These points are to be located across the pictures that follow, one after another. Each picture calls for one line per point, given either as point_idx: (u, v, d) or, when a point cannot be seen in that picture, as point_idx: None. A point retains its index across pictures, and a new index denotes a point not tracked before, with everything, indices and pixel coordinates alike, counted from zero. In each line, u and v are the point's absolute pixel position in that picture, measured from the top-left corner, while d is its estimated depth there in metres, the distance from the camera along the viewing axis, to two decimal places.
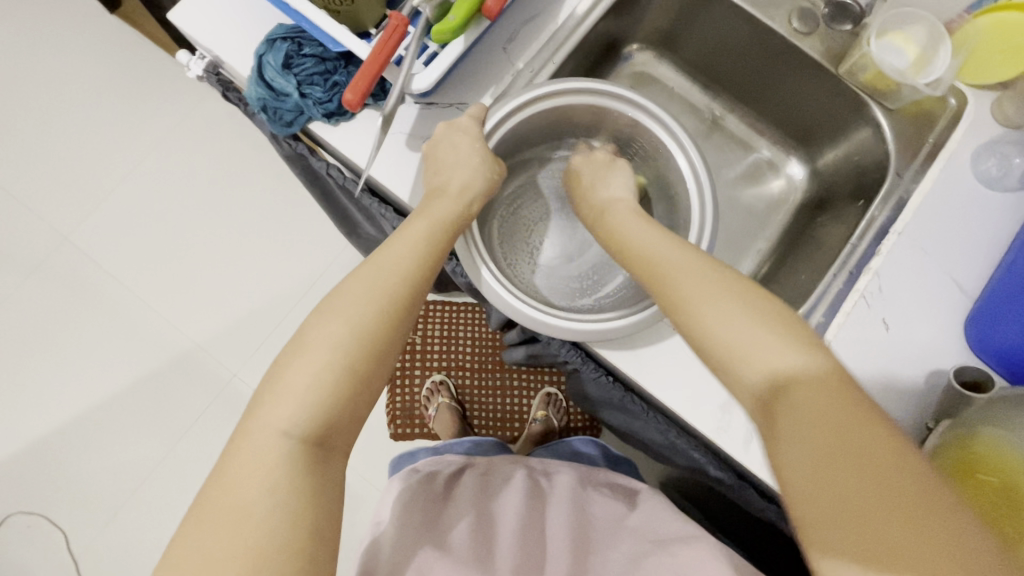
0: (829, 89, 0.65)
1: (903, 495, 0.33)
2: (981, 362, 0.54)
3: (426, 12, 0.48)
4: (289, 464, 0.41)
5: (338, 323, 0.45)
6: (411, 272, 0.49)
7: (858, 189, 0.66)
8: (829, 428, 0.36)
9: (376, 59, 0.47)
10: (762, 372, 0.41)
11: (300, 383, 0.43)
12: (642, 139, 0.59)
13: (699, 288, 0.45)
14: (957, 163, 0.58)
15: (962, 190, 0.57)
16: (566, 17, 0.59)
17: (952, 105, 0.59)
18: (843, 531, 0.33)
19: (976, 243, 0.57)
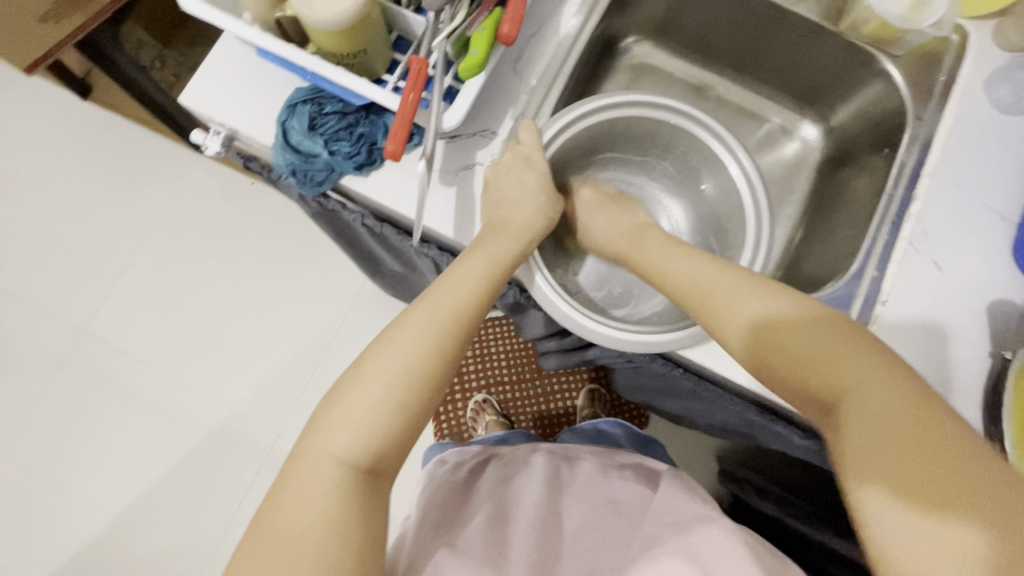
0: (830, 48, 0.66)
1: (921, 418, 0.36)
2: None
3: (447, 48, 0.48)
4: (351, 499, 0.41)
5: (399, 363, 0.45)
6: (467, 308, 0.49)
7: (878, 138, 0.67)
8: (836, 363, 0.41)
9: (406, 105, 0.47)
10: (804, 393, 0.43)
11: (349, 417, 0.43)
12: (685, 147, 0.61)
13: (715, 287, 0.48)
14: (972, 96, 0.60)
15: (982, 121, 0.59)
16: (568, 27, 0.60)
17: (955, 41, 0.61)
18: (880, 470, 0.36)
19: (1005, 170, 0.58)
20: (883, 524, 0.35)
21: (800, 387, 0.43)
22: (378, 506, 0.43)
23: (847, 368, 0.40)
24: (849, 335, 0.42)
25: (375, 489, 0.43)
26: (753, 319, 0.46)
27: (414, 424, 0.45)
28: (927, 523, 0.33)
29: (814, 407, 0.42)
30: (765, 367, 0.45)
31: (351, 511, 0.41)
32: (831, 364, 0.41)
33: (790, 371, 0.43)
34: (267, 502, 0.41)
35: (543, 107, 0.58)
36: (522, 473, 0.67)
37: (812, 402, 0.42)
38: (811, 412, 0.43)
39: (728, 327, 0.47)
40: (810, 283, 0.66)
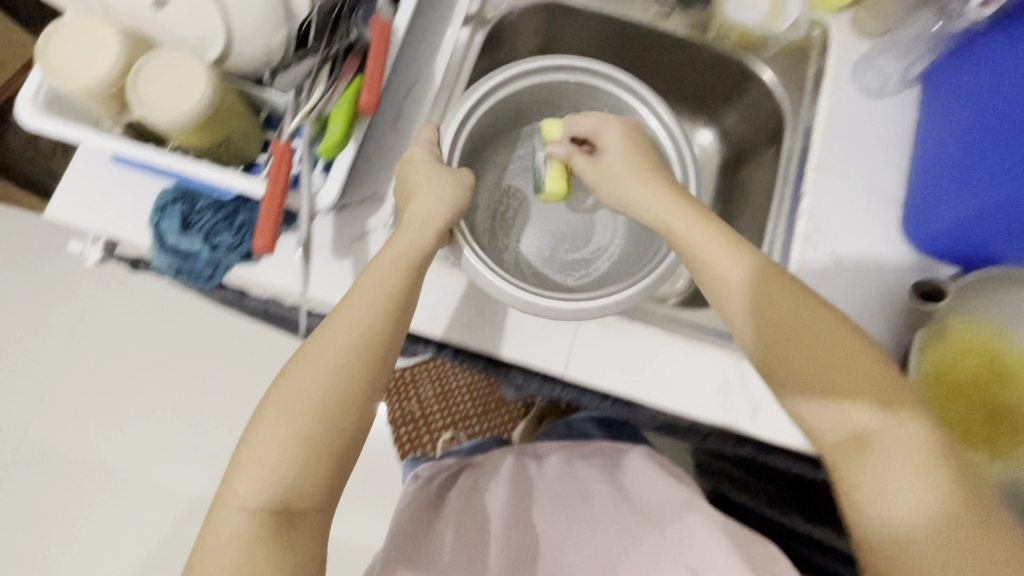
0: (703, 59, 0.68)
1: (868, 368, 0.43)
2: (928, 257, 0.59)
3: (308, 126, 0.48)
4: (248, 564, 0.41)
5: (291, 409, 0.44)
6: (359, 344, 0.47)
7: (766, 135, 0.69)
8: (796, 309, 0.45)
9: (274, 187, 0.46)
10: (827, 412, 0.44)
11: (230, 520, 0.42)
12: (574, 97, 0.68)
13: (700, 244, 0.49)
14: (843, 85, 0.64)
15: (859, 107, 0.63)
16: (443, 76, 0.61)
17: (818, 35, 0.65)
18: (883, 397, 0.42)
19: (890, 149, 0.62)
20: (898, 535, 0.39)
21: (825, 415, 0.44)
22: (292, 552, 0.42)
23: (870, 402, 0.42)
24: (867, 350, 0.44)
25: (282, 537, 0.42)
26: (776, 339, 0.46)
27: (329, 465, 0.45)
28: (936, 538, 0.38)
29: (839, 430, 0.43)
30: (784, 386, 0.45)
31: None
32: (856, 397, 0.42)
33: (813, 396, 0.44)
34: (198, 574, 0.41)
35: (449, 97, 0.60)
36: (491, 480, 0.63)
37: (831, 419, 0.44)
38: (798, 378, 0.45)
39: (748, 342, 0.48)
40: None
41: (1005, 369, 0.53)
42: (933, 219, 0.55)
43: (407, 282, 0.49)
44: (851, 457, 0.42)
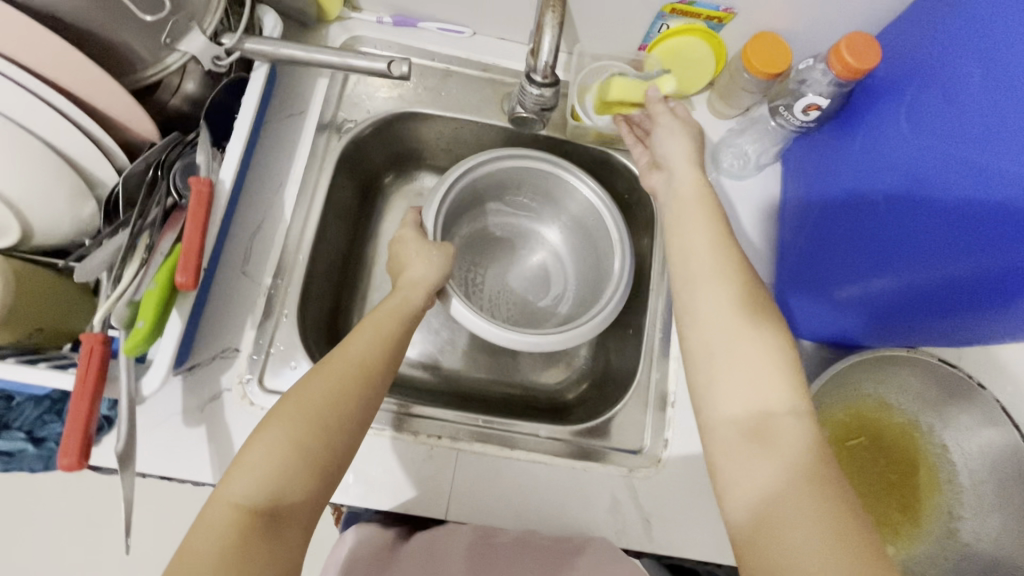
0: (577, 150, 0.78)
1: (763, 312, 0.50)
2: (788, 327, 0.69)
3: (225, 182, 0.57)
4: (236, 539, 0.44)
5: (308, 409, 0.51)
6: (370, 358, 0.56)
7: (642, 212, 0.79)
8: (694, 224, 0.55)
9: (193, 226, 0.53)
10: (712, 345, 0.49)
11: (251, 464, 0.47)
12: (518, 177, 0.79)
13: (675, 154, 0.61)
14: (705, 167, 0.74)
15: (725, 190, 0.73)
16: (347, 153, 0.73)
17: (678, 120, 0.76)
18: (722, 340, 0.49)
19: (753, 229, 0.73)
20: (738, 485, 0.45)
21: (700, 327, 0.51)
22: (281, 544, 0.46)
23: (764, 338, 0.48)
24: (768, 318, 0.50)
25: (272, 535, 0.45)
26: (699, 292, 0.52)
27: (336, 468, 0.51)
28: (796, 497, 0.42)
29: (736, 417, 0.47)
30: (691, 307, 0.52)
31: (222, 539, 0.44)
32: (739, 297, 0.51)
33: (733, 368, 0.48)
34: (184, 558, 0.43)
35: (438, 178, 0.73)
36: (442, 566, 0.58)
37: (712, 349, 0.49)
38: (712, 296, 0.51)
39: (682, 324, 0.53)
40: (619, 340, 0.78)
41: (895, 439, 0.67)
42: (793, 295, 0.67)
43: (399, 332, 0.60)
44: (734, 438, 0.46)
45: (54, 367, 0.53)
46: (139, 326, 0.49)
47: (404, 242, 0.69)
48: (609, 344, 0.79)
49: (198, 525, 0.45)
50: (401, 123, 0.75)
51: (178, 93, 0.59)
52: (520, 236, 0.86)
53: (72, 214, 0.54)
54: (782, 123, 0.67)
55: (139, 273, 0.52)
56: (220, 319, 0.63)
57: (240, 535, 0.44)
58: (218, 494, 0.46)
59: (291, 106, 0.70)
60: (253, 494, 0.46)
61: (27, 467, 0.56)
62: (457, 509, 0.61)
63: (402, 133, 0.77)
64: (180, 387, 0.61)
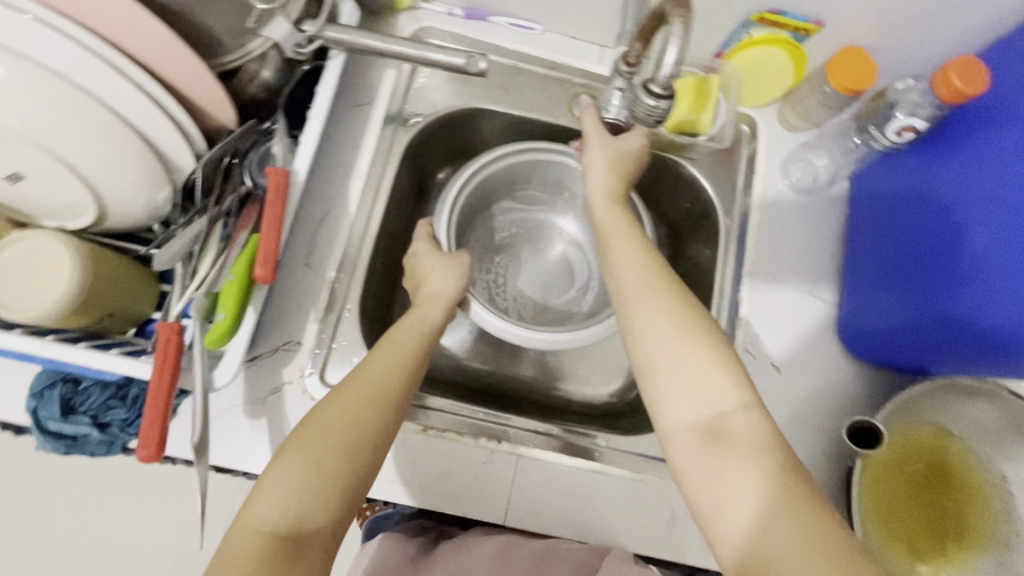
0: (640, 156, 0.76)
1: (689, 313, 0.50)
2: (847, 348, 0.69)
3: (300, 174, 0.56)
4: (261, 561, 0.42)
5: (330, 430, 0.47)
6: (393, 381, 0.52)
7: (703, 223, 0.77)
8: (626, 240, 0.56)
9: (270, 218, 0.52)
10: (671, 359, 0.48)
11: (274, 489, 0.45)
12: (526, 172, 0.76)
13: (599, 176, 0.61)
14: (773, 180, 0.73)
15: (791, 204, 0.72)
16: (410, 148, 0.72)
17: (747, 131, 0.74)
18: (657, 331, 0.50)
19: (816, 247, 0.72)
20: (717, 508, 0.43)
21: (654, 342, 0.49)
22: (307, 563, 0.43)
23: (700, 347, 0.48)
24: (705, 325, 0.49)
25: (297, 555, 0.43)
26: (639, 306, 0.51)
27: (359, 487, 0.47)
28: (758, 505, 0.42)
29: (688, 430, 0.46)
30: (630, 302, 0.52)
31: (248, 563, 0.42)
32: (679, 308, 0.50)
33: (668, 350, 0.48)
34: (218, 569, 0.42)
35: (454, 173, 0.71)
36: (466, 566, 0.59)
37: (676, 363, 0.48)
38: (656, 298, 0.51)
39: (626, 332, 0.52)
40: None
41: (951, 467, 0.66)
42: (865, 315, 0.65)
43: (422, 349, 0.56)
44: (692, 446, 0.46)
45: (126, 354, 0.52)
46: (220, 318, 0.49)
47: (419, 257, 0.64)
48: None
49: (224, 551, 0.43)
50: (464, 119, 0.74)
51: (256, 81, 0.57)
52: (537, 231, 0.82)
53: (146, 198, 0.53)
54: (866, 142, 0.67)
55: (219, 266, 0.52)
56: (283, 312, 0.62)
57: (265, 567, 0.42)
58: (239, 520, 0.44)
59: (360, 97, 0.69)
60: (277, 521, 0.44)
61: (88, 451, 0.56)
62: (514, 513, 0.62)
63: (463, 129, 0.76)
64: (243, 380, 0.60)
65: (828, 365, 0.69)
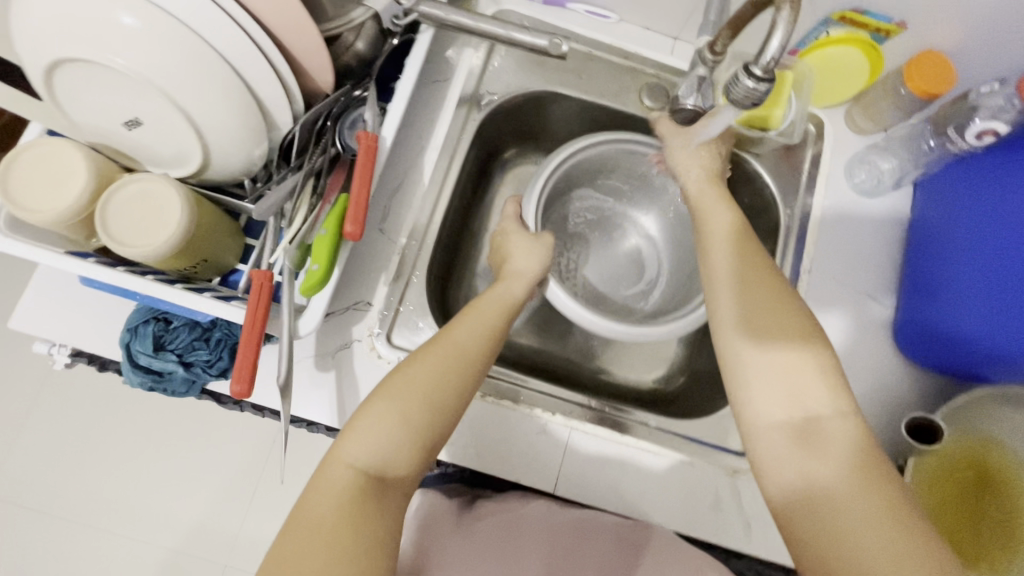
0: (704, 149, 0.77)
1: (779, 296, 0.54)
2: (903, 352, 0.70)
3: (387, 139, 0.59)
4: (348, 496, 0.45)
5: (419, 382, 0.50)
6: (478, 343, 0.55)
7: (761, 219, 0.78)
8: (723, 230, 0.61)
9: (361, 178, 0.55)
10: (763, 363, 0.51)
11: (364, 430, 0.47)
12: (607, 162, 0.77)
13: (687, 165, 0.66)
14: (837, 180, 0.74)
15: (855, 205, 0.73)
16: (481, 124, 0.75)
17: (813, 130, 0.75)
18: (744, 306, 0.55)
19: (876, 249, 0.72)
20: (793, 476, 0.48)
21: (746, 335, 0.53)
22: (389, 506, 0.46)
23: (796, 352, 0.51)
24: (814, 336, 0.52)
25: (381, 496, 0.46)
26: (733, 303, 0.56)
27: (438, 442, 0.50)
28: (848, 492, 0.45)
29: (776, 420, 0.50)
30: (721, 278, 0.58)
31: (337, 495, 0.45)
32: (777, 307, 0.53)
33: (756, 331, 0.53)
34: (309, 497, 0.45)
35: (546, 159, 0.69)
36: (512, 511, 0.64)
37: (767, 366, 0.51)
38: (755, 280, 0.56)
39: (715, 306, 0.57)
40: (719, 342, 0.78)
41: (995, 475, 0.65)
42: (918, 320, 0.66)
43: (502, 323, 0.58)
44: (772, 415, 0.50)
45: (218, 298, 0.55)
46: (314, 268, 0.52)
47: (507, 236, 0.67)
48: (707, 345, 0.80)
49: (314, 482, 0.46)
50: (535, 101, 0.76)
51: (350, 51, 0.59)
52: (610, 219, 0.85)
53: (246, 152, 0.56)
54: (940, 145, 0.67)
55: (312, 221, 0.54)
56: (356, 274, 0.65)
57: (355, 502, 0.45)
58: (332, 455, 0.47)
59: (439, 74, 0.71)
60: (365, 461, 0.47)
61: (171, 389, 0.59)
62: (565, 483, 0.64)
63: (532, 113, 0.78)
64: (316, 334, 0.63)
65: (881, 366, 0.70)
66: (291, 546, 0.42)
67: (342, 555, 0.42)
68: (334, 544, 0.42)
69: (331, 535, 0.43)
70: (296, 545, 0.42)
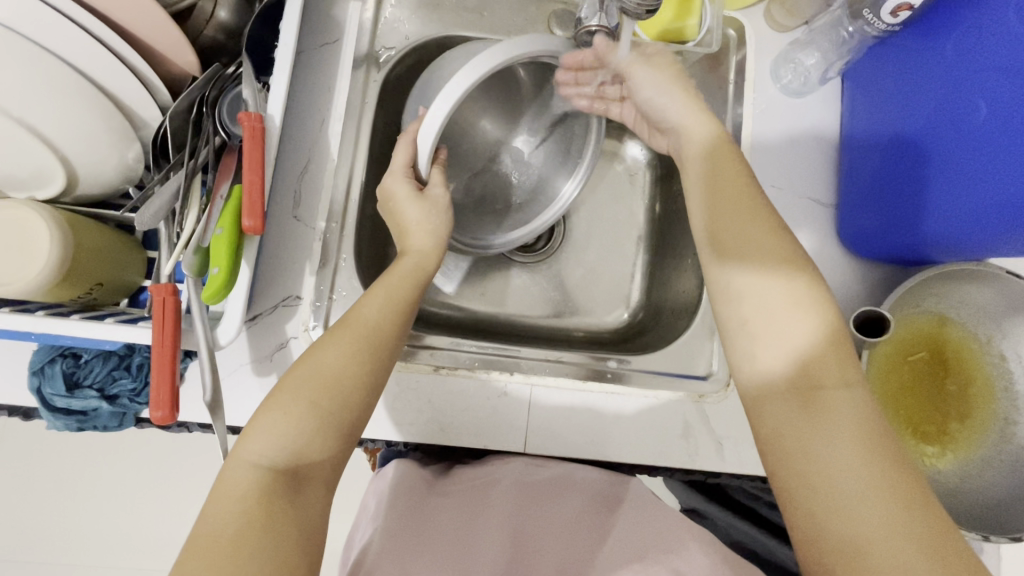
0: None
1: (779, 238, 0.50)
2: (849, 248, 0.69)
3: (273, 118, 0.53)
4: (253, 495, 0.41)
5: (326, 369, 0.47)
6: (384, 320, 0.52)
7: None
8: (718, 165, 0.55)
9: (252, 163, 0.50)
10: (755, 300, 0.48)
11: (269, 425, 0.44)
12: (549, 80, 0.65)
13: (656, 94, 0.60)
14: (764, 84, 0.71)
15: (785, 107, 0.71)
16: (387, 84, 0.69)
17: (733, 35, 0.72)
18: (743, 244, 0.51)
19: (812, 149, 0.71)
20: (784, 434, 0.45)
21: (748, 302, 0.49)
22: (304, 504, 0.43)
23: (796, 297, 0.47)
24: (799, 276, 0.48)
25: (293, 493, 0.43)
26: (737, 268, 0.50)
27: (353, 423, 0.48)
28: (852, 502, 0.41)
29: (783, 394, 0.46)
30: (721, 218, 0.52)
31: (241, 497, 0.41)
32: (782, 274, 0.48)
33: (753, 278, 0.49)
34: (215, 500, 0.42)
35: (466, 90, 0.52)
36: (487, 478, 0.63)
37: (759, 296, 0.48)
38: (744, 228, 0.51)
39: (717, 257, 0.52)
40: (672, 270, 0.77)
41: (948, 351, 0.67)
42: (864, 212, 0.65)
43: (414, 292, 0.55)
44: (776, 365, 0.46)
45: (123, 322, 0.51)
46: (215, 272, 0.48)
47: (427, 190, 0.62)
48: (662, 275, 0.78)
49: (218, 486, 0.42)
50: (439, 49, 0.70)
51: (212, 21, 0.54)
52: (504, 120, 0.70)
53: (118, 157, 0.51)
54: (858, 28, 0.64)
55: (206, 222, 0.49)
56: (278, 268, 0.61)
57: (261, 499, 0.41)
58: (232, 457, 0.44)
59: (327, 35, 0.65)
60: (271, 456, 0.43)
61: (101, 425, 0.56)
62: (534, 441, 0.63)
63: (440, 63, 0.72)
64: (246, 340, 0.59)
65: (829, 267, 0.69)
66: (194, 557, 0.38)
67: (252, 562, 0.39)
68: (240, 550, 0.39)
69: (235, 541, 0.39)
70: (201, 552, 0.39)
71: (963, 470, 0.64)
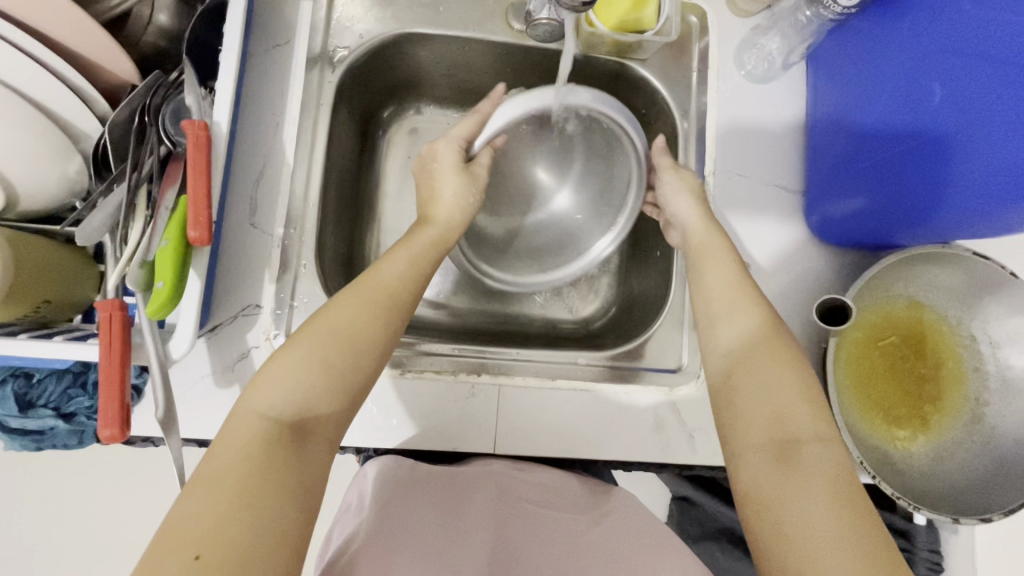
0: (588, 66, 0.72)
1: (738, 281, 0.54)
2: (817, 237, 0.69)
3: (221, 124, 0.51)
4: (257, 444, 0.40)
5: (345, 322, 0.47)
6: (410, 287, 0.52)
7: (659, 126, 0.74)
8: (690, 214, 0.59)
9: (196, 172, 0.49)
10: (727, 323, 0.52)
11: (284, 373, 0.44)
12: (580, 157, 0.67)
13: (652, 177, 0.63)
14: (727, 70, 0.70)
15: (749, 94, 0.70)
16: (343, 82, 0.67)
17: (694, 22, 0.71)
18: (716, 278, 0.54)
19: (777, 136, 0.70)
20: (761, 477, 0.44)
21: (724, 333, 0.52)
22: (308, 458, 0.42)
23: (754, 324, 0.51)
24: (752, 297, 0.53)
25: (298, 447, 0.42)
26: (706, 288, 0.55)
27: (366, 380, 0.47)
28: (834, 529, 0.40)
29: (755, 431, 0.46)
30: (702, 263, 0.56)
31: (247, 443, 0.40)
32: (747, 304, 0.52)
33: (726, 311, 0.53)
34: (222, 444, 0.40)
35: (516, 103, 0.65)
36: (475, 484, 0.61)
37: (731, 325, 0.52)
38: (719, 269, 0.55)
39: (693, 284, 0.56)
40: (645, 262, 0.76)
41: (922, 336, 0.67)
42: (830, 199, 0.64)
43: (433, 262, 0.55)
44: (742, 390, 0.48)
45: (72, 339, 0.50)
46: (160, 285, 0.47)
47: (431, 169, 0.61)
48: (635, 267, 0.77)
49: (221, 436, 0.41)
50: (396, 47, 0.69)
51: (150, 26, 0.54)
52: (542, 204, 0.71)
53: (57, 171, 0.49)
54: (816, 12, 0.63)
55: (152, 234, 0.48)
56: (237, 277, 0.60)
57: (266, 449, 0.40)
58: (242, 405, 0.42)
59: (278, 37, 0.64)
60: (281, 407, 0.42)
61: (59, 442, 0.55)
62: (504, 441, 0.63)
63: (399, 61, 0.71)
64: (206, 351, 0.58)
65: (799, 253, 0.69)
66: (193, 505, 0.37)
67: (241, 513, 0.37)
68: (239, 497, 0.37)
69: (234, 490, 0.37)
70: (203, 495, 0.37)
71: (935, 453, 0.64)
